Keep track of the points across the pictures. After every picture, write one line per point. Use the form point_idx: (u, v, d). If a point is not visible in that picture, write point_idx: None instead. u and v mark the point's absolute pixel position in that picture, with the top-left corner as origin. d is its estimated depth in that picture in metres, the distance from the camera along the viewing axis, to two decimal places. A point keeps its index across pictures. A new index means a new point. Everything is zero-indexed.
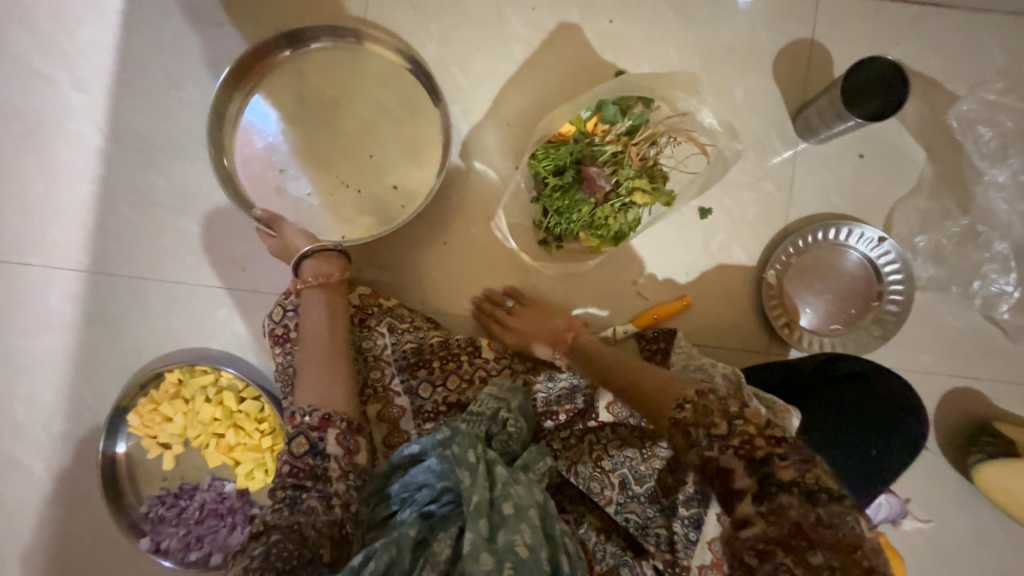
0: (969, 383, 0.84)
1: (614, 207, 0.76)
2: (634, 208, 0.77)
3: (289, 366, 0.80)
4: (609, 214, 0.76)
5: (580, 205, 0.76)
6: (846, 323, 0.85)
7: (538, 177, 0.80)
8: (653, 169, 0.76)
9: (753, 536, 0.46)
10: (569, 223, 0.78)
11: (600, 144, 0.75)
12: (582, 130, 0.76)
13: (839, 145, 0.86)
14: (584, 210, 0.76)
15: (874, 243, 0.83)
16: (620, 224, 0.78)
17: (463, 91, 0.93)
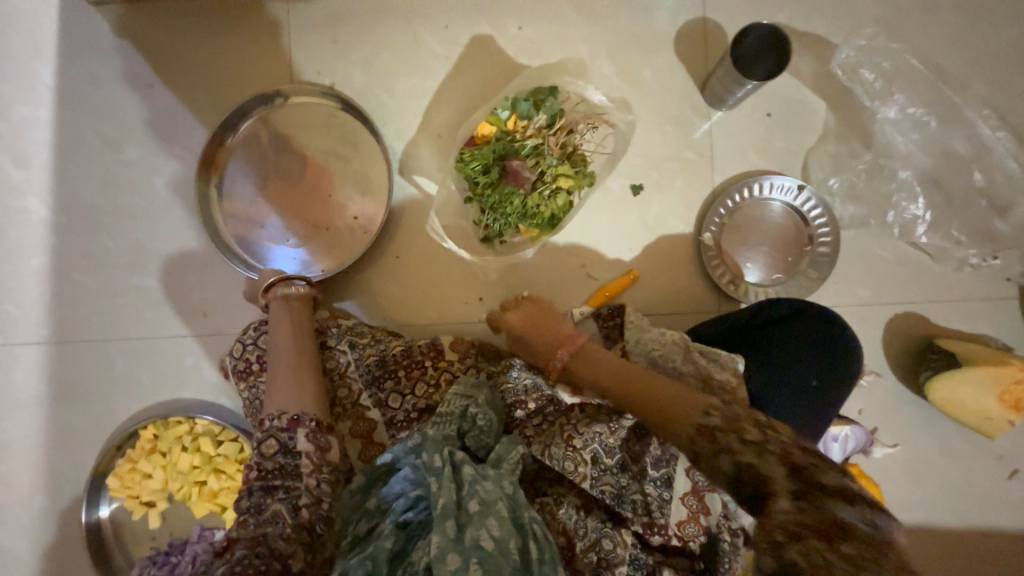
0: (906, 307, 0.89)
1: (540, 194, 0.81)
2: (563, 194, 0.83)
3: (255, 398, 0.81)
4: (539, 202, 0.81)
5: (510, 197, 0.80)
6: (786, 271, 0.89)
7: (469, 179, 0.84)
8: (574, 155, 0.83)
9: (787, 521, 0.45)
10: (504, 216, 0.82)
11: (521, 139, 0.80)
12: (503, 129, 0.81)
13: (748, 107, 0.92)
14: (515, 201, 0.80)
15: (793, 191, 0.88)
16: (552, 210, 0.82)
17: (392, 111, 0.98)
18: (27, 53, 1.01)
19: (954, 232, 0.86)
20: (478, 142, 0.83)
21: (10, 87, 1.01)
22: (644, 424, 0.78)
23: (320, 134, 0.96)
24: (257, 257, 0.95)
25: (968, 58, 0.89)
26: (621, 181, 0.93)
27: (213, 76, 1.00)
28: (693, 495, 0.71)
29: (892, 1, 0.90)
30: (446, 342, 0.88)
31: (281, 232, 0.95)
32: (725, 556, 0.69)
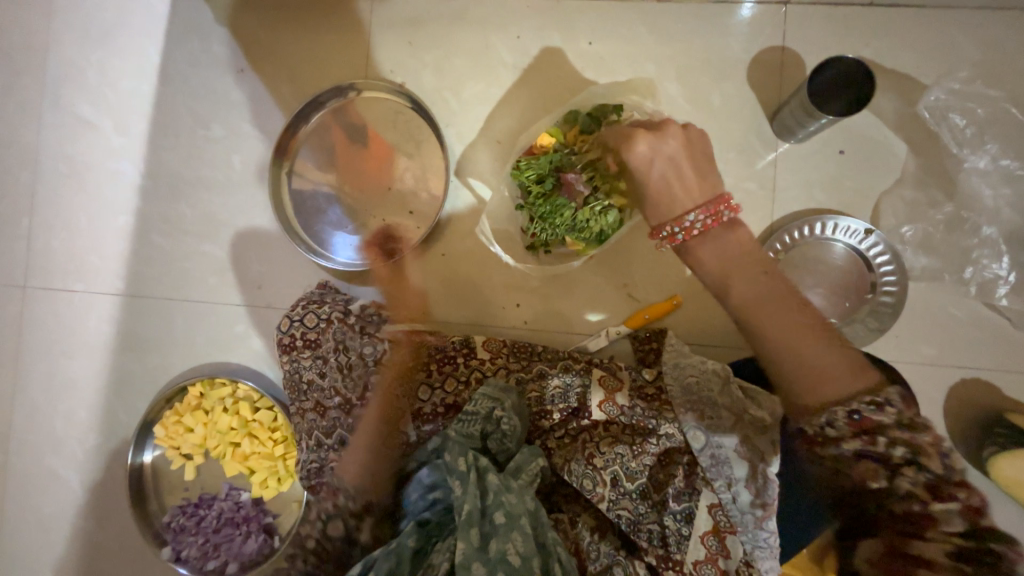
0: (975, 373, 0.82)
1: (592, 209, 0.80)
2: (615, 211, 0.81)
3: (296, 372, 0.86)
4: (589, 217, 0.80)
5: (561, 210, 0.81)
6: (842, 316, 0.84)
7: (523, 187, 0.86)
8: None
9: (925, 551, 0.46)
10: (554, 227, 0.83)
11: (577, 154, 0.81)
12: (562, 141, 0.82)
13: (820, 141, 0.88)
14: (566, 214, 0.81)
15: (858, 233, 0.83)
16: (601, 226, 0.81)
17: (456, 113, 1.01)
18: (140, 33, 1.12)
19: None
20: (537, 151, 0.84)
21: (122, 61, 1.13)
22: (670, 453, 0.74)
23: (387, 130, 1.01)
24: (318, 240, 1.01)
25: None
26: None
27: (296, 66, 1.07)
28: (714, 536, 0.68)
29: (995, 44, 0.84)
30: (480, 341, 0.89)
31: (342, 219, 1.01)
32: None
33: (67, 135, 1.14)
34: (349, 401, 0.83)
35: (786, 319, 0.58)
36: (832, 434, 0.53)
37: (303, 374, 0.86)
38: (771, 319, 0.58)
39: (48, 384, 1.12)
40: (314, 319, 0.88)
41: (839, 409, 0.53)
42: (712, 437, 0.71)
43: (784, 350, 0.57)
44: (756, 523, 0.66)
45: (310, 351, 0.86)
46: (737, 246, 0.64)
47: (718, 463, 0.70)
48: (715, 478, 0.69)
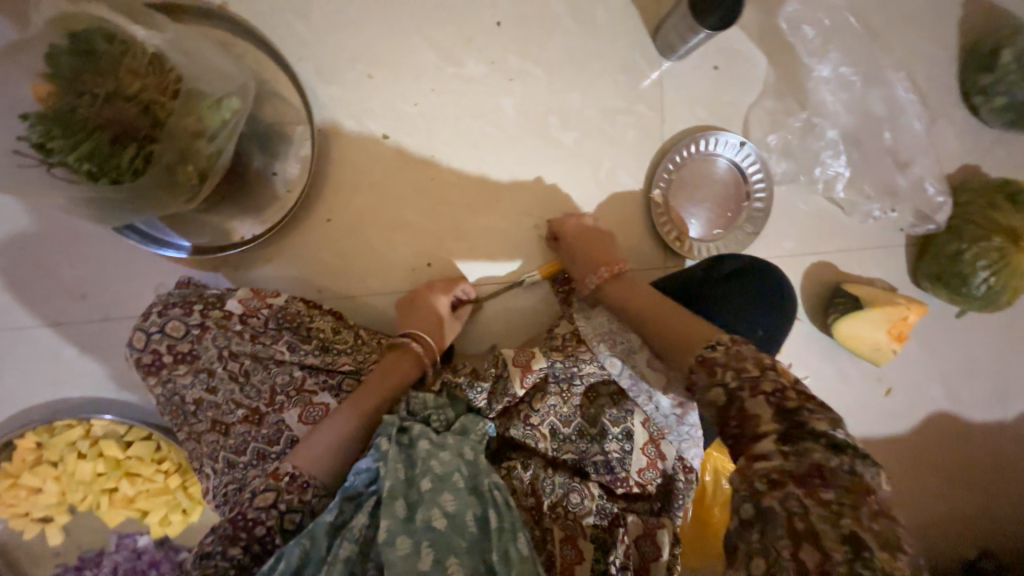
0: (823, 257, 0.98)
1: (122, 136, 0.62)
2: (128, 148, 0.63)
3: (176, 393, 0.70)
4: (111, 146, 0.62)
5: (90, 132, 0.60)
6: (725, 226, 0.93)
7: (83, 116, 0.60)
8: (61, 116, 0.59)
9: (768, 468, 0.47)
10: (110, 154, 0.62)
11: (112, 69, 0.60)
12: (98, 68, 0.60)
13: (695, 59, 0.90)
14: (95, 135, 0.60)
15: (736, 148, 0.90)
16: (116, 164, 0.63)
17: (311, 46, 0.83)
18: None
19: (867, 188, 0.93)
20: (32, 106, 0.60)
21: None
22: (595, 387, 0.76)
23: None
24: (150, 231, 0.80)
25: (899, 16, 0.93)
26: (572, 135, 0.90)
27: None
28: (651, 444, 0.71)
29: None
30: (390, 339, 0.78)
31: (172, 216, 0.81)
32: (680, 494, 0.71)
33: None
34: (257, 411, 0.69)
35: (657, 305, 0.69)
36: (710, 355, 0.55)
37: (184, 394, 0.70)
38: (637, 301, 0.72)
39: None
40: (179, 328, 0.70)
41: (719, 342, 0.55)
42: (626, 363, 0.72)
43: (663, 329, 0.65)
44: (677, 421, 0.70)
45: (187, 366, 0.70)
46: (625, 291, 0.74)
47: (637, 381, 0.71)
48: (637, 395, 0.72)
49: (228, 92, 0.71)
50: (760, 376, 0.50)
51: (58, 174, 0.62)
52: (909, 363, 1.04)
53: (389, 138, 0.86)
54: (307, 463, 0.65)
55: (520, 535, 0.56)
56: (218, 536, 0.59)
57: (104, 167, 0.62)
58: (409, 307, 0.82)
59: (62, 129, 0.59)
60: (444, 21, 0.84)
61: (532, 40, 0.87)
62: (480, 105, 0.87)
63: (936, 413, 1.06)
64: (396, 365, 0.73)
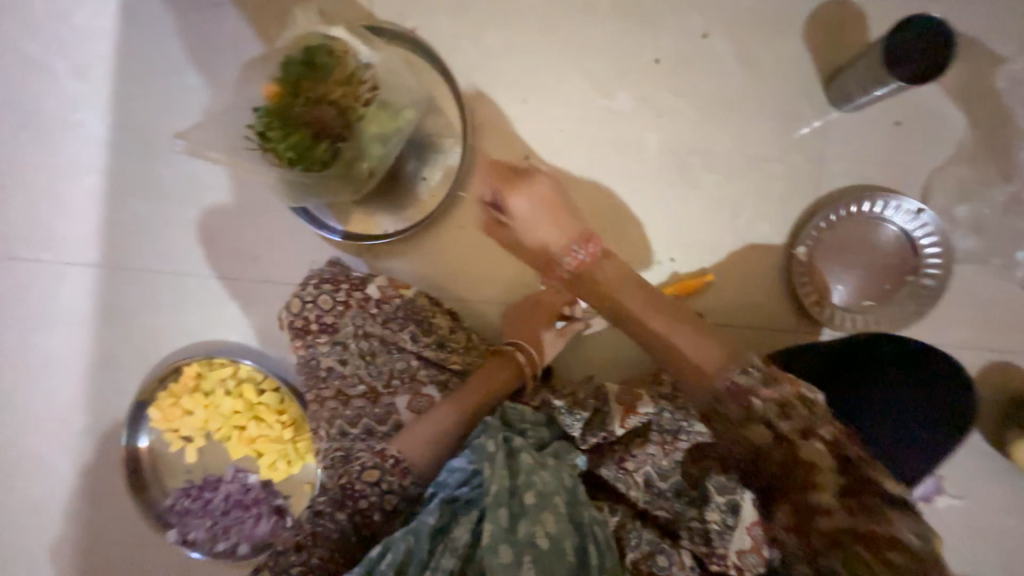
0: (1006, 356, 0.82)
1: (321, 134, 0.74)
2: (322, 144, 0.74)
3: (312, 358, 0.77)
4: (310, 141, 0.73)
5: (299, 128, 0.72)
6: (880, 299, 0.81)
7: (298, 116, 0.72)
8: (283, 113, 0.72)
9: None
10: (309, 147, 0.74)
11: (327, 80, 0.72)
12: (317, 78, 0.72)
13: (873, 112, 0.82)
14: (302, 132, 0.73)
15: (911, 214, 0.80)
16: (311, 156, 0.74)
17: (478, 69, 0.90)
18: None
19: None
20: (263, 102, 0.74)
21: None
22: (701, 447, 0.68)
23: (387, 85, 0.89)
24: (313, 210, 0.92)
25: None
26: (714, 176, 0.86)
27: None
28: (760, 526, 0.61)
29: None
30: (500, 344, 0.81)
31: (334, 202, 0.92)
32: None
33: (12, 79, 0.97)
34: (375, 389, 0.75)
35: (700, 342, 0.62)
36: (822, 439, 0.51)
37: (319, 360, 0.77)
38: (665, 325, 0.65)
39: (25, 365, 1.02)
40: (328, 301, 0.79)
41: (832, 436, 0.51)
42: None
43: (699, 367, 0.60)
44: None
45: (327, 336, 0.78)
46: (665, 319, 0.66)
47: None
48: None
49: (405, 104, 0.80)
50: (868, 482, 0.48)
51: (268, 157, 0.75)
52: None
53: (530, 159, 0.90)
54: (410, 451, 0.68)
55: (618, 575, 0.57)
56: (328, 498, 0.65)
57: (301, 157, 0.74)
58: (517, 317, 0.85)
59: (280, 124, 0.72)
60: (604, 54, 0.87)
61: (690, 78, 0.86)
62: (623, 137, 0.88)
63: None
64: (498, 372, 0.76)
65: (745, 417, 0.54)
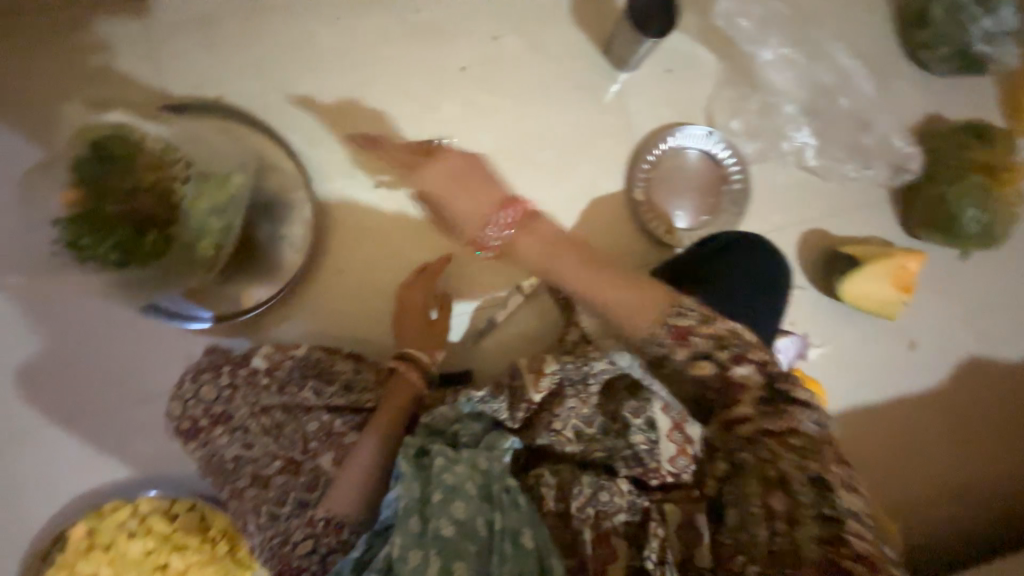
0: (814, 224, 1.00)
1: (145, 225, 0.67)
2: (152, 236, 0.68)
3: (215, 454, 0.72)
4: (134, 236, 0.67)
5: (117, 226, 0.65)
6: (710, 211, 0.96)
7: (108, 211, 0.65)
8: (91, 213, 0.64)
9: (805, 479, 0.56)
10: (134, 242, 0.67)
11: (137, 168, 0.67)
12: (124, 168, 0.66)
13: (649, 66, 0.98)
14: (121, 229, 0.66)
15: (705, 136, 0.96)
16: (142, 251, 0.68)
17: (299, 119, 0.91)
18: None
19: (837, 152, 0.97)
20: (58, 207, 0.65)
21: None
22: (611, 383, 0.78)
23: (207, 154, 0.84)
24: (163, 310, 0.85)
25: None
26: (547, 153, 0.96)
27: (63, 95, 0.86)
28: (676, 429, 0.70)
29: None
30: (401, 363, 0.78)
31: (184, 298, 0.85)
32: None
33: None
34: (293, 459, 0.71)
35: (607, 283, 0.73)
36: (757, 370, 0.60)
37: (222, 454, 0.72)
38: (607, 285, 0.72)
39: None
40: (212, 391, 0.74)
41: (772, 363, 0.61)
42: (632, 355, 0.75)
43: (598, 299, 0.72)
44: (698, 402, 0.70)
45: (223, 426, 0.73)
46: (617, 290, 0.70)
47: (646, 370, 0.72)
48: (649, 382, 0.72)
49: (232, 169, 0.79)
50: (773, 414, 0.59)
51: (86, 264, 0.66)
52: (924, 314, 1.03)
53: (380, 187, 0.93)
54: (340, 505, 0.67)
55: (524, 530, 0.62)
56: None
57: (129, 254, 0.67)
58: (403, 326, 0.85)
59: (90, 227, 0.64)
60: (414, 74, 0.93)
61: (496, 76, 0.94)
62: (458, 142, 0.94)
63: (966, 360, 1.04)
64: (397, 390, 0.76)
65: (688, 361, 0.63)
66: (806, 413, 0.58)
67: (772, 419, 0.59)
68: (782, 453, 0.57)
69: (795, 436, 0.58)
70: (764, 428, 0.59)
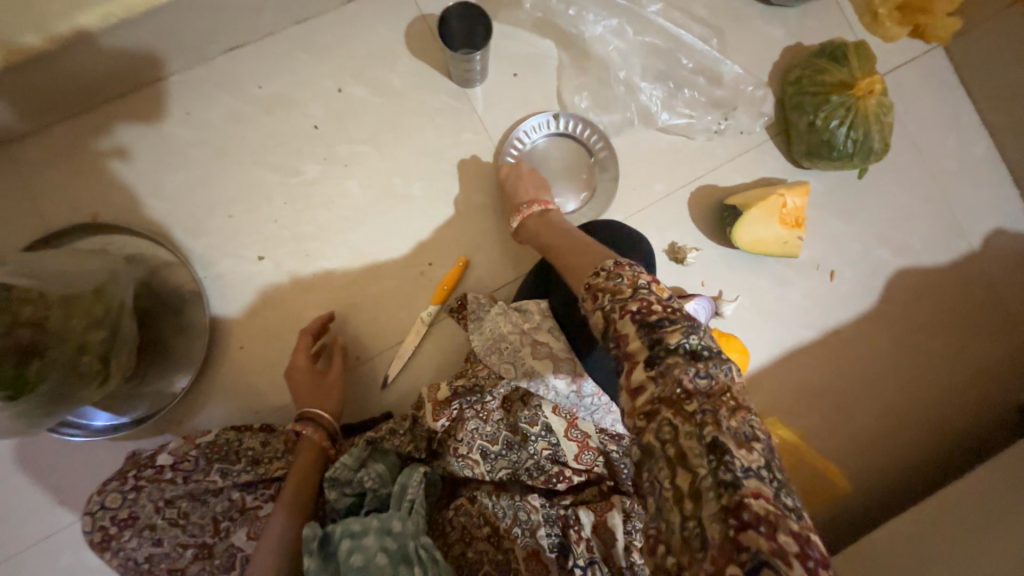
0: (696, 182, 1.00)
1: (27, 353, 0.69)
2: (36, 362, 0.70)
3: (131, 557, 0.74)
4: (18, 366, 0.68)
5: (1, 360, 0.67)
6: (587, 185, 0.98)
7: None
8: None
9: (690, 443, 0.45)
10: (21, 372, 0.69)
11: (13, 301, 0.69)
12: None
13: (496, 74, 0.99)
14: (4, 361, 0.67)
15: (551, 121, 0.98)
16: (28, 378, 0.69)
17: (175, 214, 0.95)
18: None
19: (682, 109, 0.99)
20: None
21: None
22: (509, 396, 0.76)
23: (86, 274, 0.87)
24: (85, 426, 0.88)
25: None
26: (417, 184, 0.98)
27: None
28: (573, 428, 0.73)
29: None
30: (307, 425, 0.80)
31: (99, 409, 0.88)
32: (619, 464, 0.72)
33: None
34: (207, 543, 0.74)
35: (571, 253, 0.71)
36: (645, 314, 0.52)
37: (138, 556, 0.74)
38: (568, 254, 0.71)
39: None
40: (118, 497, 0.76)
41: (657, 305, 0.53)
42: (516, 365, 0.73)
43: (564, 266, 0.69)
44: (578, 397, 0.71)
45: (131, 529, 0.74)
46: (573, 256, 0.69)
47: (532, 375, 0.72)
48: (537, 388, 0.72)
49: (102, 279, 0.80)
50: (663, 367, 0.49)
51: None
52: (832, 242, 1.02)
53: (266, 257, 0.95)
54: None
55: None
56: None
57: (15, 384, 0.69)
58: (302, 389, 0.85)
59: None
60: (272, 145, 0.97)
61: (350, 126, 0.98)
62: (329, 197, 0.97)
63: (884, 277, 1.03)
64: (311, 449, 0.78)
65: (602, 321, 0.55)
66: (687, 334, 0.51)
67: (658, 382, 0.49)
68: (677, 423, 0.47)
69: (688, 400, 0.47)
70: (649, 374, 0.50)
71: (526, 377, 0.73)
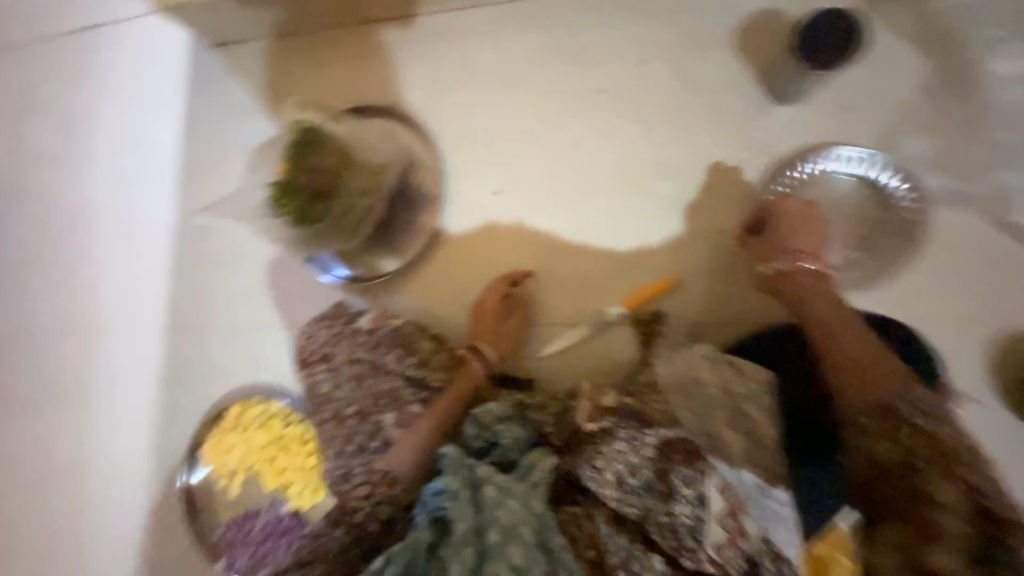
0: (985, 315, 0.83)
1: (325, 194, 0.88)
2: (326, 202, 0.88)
3: (316, 384, 0.90)
4: (316, 202, 0.87)
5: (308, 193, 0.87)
6: (864, 245, 0.83)
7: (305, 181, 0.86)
8: (295, 182, 0.86)
9: None
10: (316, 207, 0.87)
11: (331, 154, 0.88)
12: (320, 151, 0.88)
13: (814, 101, 0.87)
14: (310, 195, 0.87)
15: (857, 158, 0.84)
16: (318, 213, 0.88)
17: (447, 124, 1.04)
18: (111, 65, 1.10)
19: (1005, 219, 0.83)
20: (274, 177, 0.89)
21: None
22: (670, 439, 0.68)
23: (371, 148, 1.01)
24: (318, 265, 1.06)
25: None
26: (668, 184, 0.92)
27: (289, 88, 1.11)
28: (730, 516, 0.61)
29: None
30: (472, 358, 0.86)
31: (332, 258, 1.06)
32: None
33: None
34: (365, 408, 0.84)
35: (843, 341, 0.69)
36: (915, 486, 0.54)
37: (320, 386, 0.89)
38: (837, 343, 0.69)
39: None
40: (327, 335, 0.92)
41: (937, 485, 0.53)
42: (703, 423, 0.69)
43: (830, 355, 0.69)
44: (758, 491, 0.64)
45: (325, 364, 0.90)
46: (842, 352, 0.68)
47: None
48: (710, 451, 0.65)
49: (391, 162, 0.97)
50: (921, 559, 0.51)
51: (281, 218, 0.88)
52: None
53: (501, 193, 1.01)
54: (396, 464, 0.76)
55: None
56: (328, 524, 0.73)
57: (308, 215, 0.87)
58: (480, 322, 0.91)
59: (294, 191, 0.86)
60: (553, 91, 0.98)
61: (632, 100, 0.94)
62: (579, 160, 0.96)
63: None
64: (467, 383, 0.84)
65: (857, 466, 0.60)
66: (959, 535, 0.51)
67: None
68: None
69: None
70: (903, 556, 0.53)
71: (705, 439, 0.67)
